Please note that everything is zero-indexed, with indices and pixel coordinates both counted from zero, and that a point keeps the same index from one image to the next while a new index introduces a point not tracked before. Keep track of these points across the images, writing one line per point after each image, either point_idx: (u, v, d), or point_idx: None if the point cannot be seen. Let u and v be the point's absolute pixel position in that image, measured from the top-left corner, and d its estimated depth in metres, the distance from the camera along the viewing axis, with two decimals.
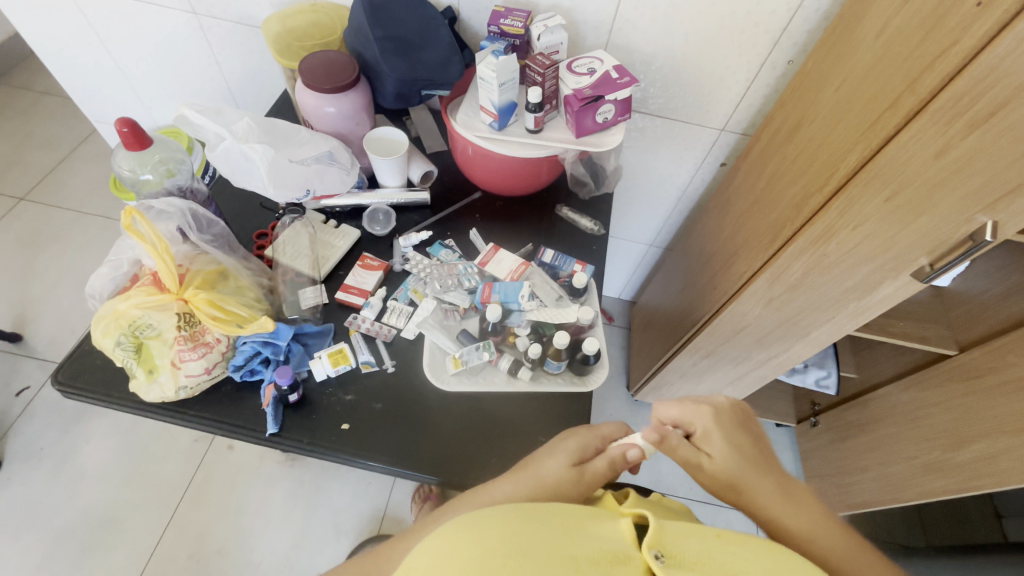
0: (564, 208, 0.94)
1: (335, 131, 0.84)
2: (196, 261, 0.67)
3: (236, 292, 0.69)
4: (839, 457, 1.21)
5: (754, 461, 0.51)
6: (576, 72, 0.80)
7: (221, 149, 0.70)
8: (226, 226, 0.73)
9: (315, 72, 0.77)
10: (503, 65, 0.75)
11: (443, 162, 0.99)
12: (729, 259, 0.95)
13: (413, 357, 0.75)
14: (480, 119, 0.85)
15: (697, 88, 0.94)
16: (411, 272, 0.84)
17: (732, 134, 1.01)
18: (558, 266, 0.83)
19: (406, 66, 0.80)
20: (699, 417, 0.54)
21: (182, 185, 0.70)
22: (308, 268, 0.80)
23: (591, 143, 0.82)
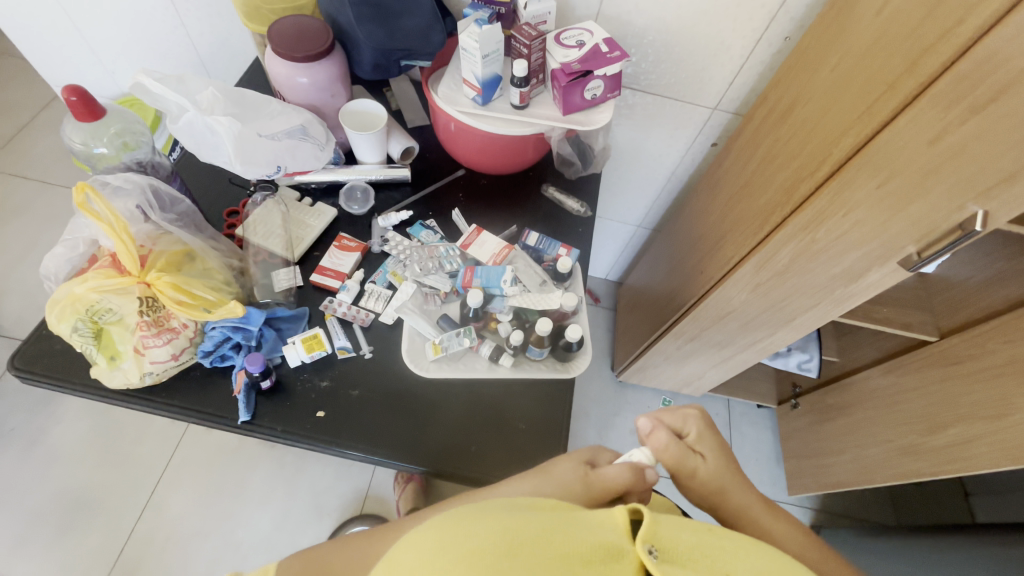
0: (550, 188, 0.91)
1: (308, 103, 0.79)
2: (159, 241, 0.63)
3: (203, 275, 0.65)
4: (818, 438, 1.23)
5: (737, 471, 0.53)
6: (564, 45, 0.76)
7: (183, 120, 0.65)
8: (191, 204, 0.69)
9: (285, 38, 0.72)
10: (486, 36, 0.71)
11: (424, 138, 0.95)
12: (717, 243, 0.93)
13: (391, 342, 0.73)
14: (463, 93, 0.81)
15: (690, 64, 0.91)
16: (390, 254, 0.81)
17: (725, 113, 0.98)
18: (542, 249, 0.80)
19: (383, 35, 0.75)
20: (690, 420, 0.55)
21: (142, 161, 0.66)
22: (282, 249, 0.77)
23: (578, 121, 0.79)
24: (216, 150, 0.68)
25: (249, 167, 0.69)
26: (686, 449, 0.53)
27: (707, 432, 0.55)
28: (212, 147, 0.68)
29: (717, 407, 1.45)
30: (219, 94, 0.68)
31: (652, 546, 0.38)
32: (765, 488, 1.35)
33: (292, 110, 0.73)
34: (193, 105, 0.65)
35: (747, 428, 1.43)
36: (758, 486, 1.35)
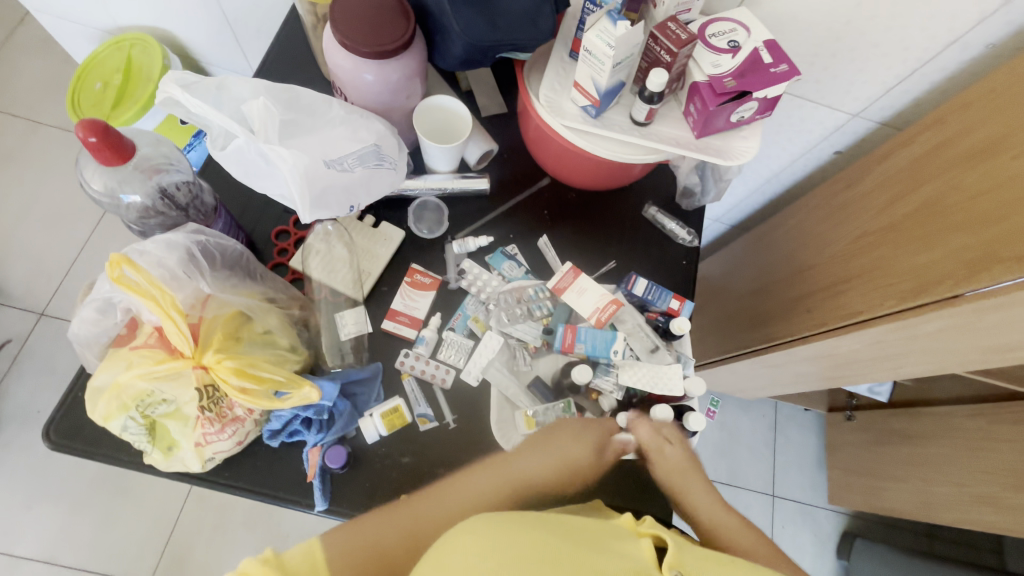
0: (652, 208, 0.77)
1: (376, 105, 0.62)
2: (210, 306, 0.51)
3: (264, 345, 0.54)
4: (873, 458, 1.20)
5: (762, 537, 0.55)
6: (715, 47, 0.58)
7: (231, 147, 0.50)
8: (242, 247, 0.56)
9: (354, 25, 0.54)
10: (626, 38, 0.53)
11: (502, 133, 0.78)
12: (836, 287, 0.80)
13: (475, 409, 0.64)
14: (571, 98, 0.63)
15: (846, 61, 0.71)
16: (470, 292, 0.69)
17: (867, 122, 0.80)
18: (650, 300, 0.67)
19: (481, 22, 0.56)
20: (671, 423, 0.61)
21: (177, 197, 0.53)
22: (348, 288, 0.65)
23: (714, 150, 0.63)
24: (273, 184, 0.53)
25: (314, 210, 0.53)
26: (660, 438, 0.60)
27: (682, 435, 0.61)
28: (268, 180, 0.53)
29: (764, 409, 1.39)
30: (273, 108, 0.52)
31: (680, 571, 0.39)
32: (803, 492, 1.35)
33: (361, 124, 0.58)
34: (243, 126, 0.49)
35: (792, 432, 1.39)
36: (796, 490, 1.35)
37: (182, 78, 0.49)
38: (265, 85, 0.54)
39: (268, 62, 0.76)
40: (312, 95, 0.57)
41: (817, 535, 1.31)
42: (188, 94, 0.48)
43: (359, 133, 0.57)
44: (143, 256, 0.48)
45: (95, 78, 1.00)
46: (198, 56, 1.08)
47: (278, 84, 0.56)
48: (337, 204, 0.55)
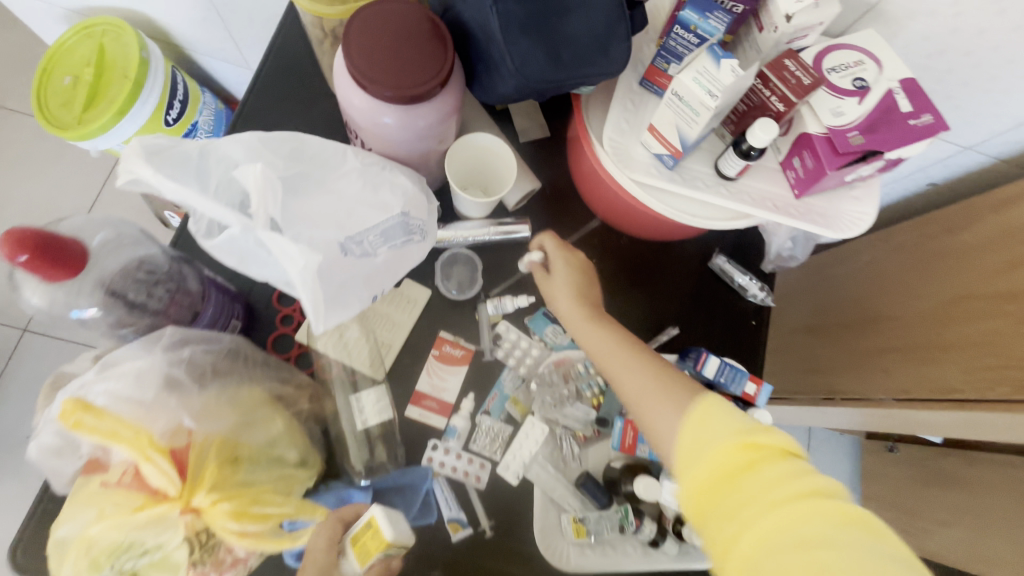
0: (721, 258, 0.65)
1: (399, 149, 0.50)
2: (203, 420, 0.41)
3: (268, 463, 0.44)
4: (917, 498, 1.12)
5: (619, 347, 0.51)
6: (837, 90, 0.46)
7: (222, 238, 0.38)
8: (237, 337, 0.48)
9: (376, 60, 0.42)
10: (733, 86, 0.41)
11: (545, 164, 0.65)
12: (925, 350, 0.69)
13: (516, 514, 0.55)
14: (642, 142, 0.51)
15: (976, 90, 0.58)
16: (508, 365, 0.59)
17: (980, 155, 0.67)
18: (723, 382, 0.57)
19: (540, 54, 0.43)
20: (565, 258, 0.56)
21: (150, 304, 0.43)
22: (365, 365, 0.55)
23: (817, 215, 0.50)
24: (276, 275, 0.41)
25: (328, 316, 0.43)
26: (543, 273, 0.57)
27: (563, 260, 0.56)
28: (269, 273, 0.41)
29: (797, 434, 1.30)
30: (274, 177, 0.40)
31: None
32: None
33: (383, 181, 0.47)
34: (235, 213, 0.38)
35: (825, 457, 1.31)
36: None
37: (149, 146, 0.37)
38: (257, 141, 0.42)
39: (262, 73, 0.62)
40: (321, 144, 0.45)
41: None
42: (160, 176, 0.37)
43: (381, 195, 0.46)
44: (107, 390, 0.38)
45: (63, 71, 0.85)
46: (183, 44, 0.93)
47: (277, 132, 0.44)
48: (357, 300, 0.46)
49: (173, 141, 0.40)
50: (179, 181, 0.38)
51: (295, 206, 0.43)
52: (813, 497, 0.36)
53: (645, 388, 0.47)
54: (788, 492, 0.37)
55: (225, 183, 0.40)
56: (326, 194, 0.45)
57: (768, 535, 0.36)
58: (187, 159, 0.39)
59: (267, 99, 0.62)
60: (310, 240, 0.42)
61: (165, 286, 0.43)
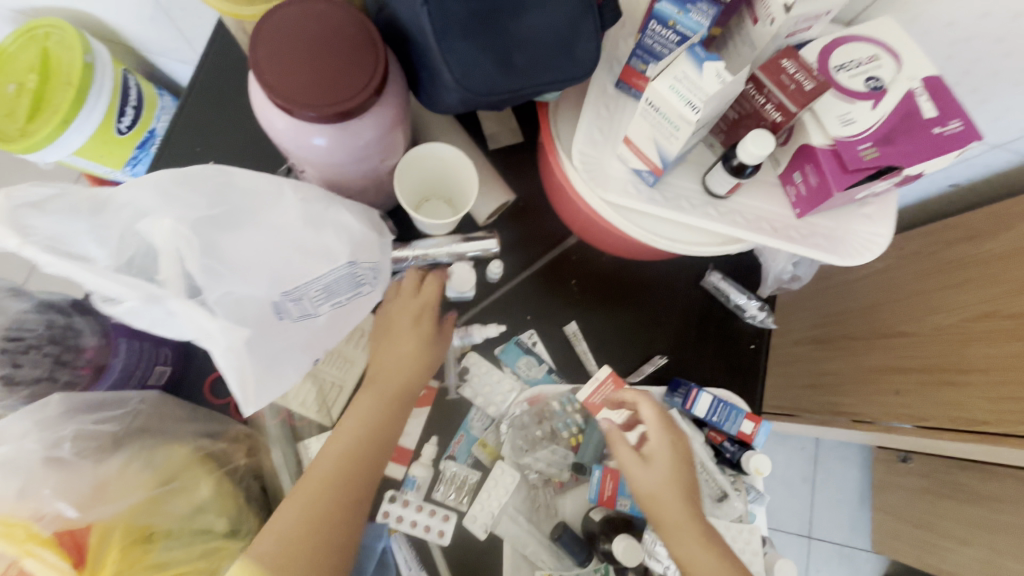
0: (715, 275, 0.58)
1: (338, 171, 0.43)
2: (101, 501, 0.36)
3: (192, 537, 0.39)
4: (929, 511, 1.06)
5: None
6: (848, 92, 0.38)
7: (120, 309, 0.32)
8: (150, 392, 0.43)
9: (288, 72, 0.35)
10: (717, 96, 0.34)
11: (516, 174, 0.58)
12: (944, 373, 0.61)
13: (484, 571, 0.49)
14: (619, 156, 0.44)
15: (1012, 83, 0.49)
16: (476, 404, 0.53)
17: (1008, 154, 0.59)
18: (715, 422, 0.51)
19: (486, 61, 0.36)
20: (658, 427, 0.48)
21: (22, 373, 0.37)
22: (311, 409, 0.49)
23: (824, 238, 0.43)
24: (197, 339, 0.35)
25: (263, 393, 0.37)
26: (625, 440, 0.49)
27: (661, 438, 0.48)
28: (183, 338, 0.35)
29: (804, 442, 1.23)
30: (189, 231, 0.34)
31: None
32: (842, 532, 1.22)
33: (326, 222, 0.41)
34: (134, 284, 0.31)
35: (835, 465, 1.24)
36: (835, 530, 1.23)
37: (21, 203, 0.31)
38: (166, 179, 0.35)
39: (199, 81, 0.56)
40: (251, 177, 0.38)
41: None
42: (32, 246, 0.30)
43: (323, 237, 0.41)
44: None
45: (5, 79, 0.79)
46: (136, 45, 0.86)
47: (194, 165, 0.37)
48: (294, 368, 0.40)
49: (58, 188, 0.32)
50: (63, 249, 0.32)
51: (219, 251, 0.36)
52: None
53: None
54: None
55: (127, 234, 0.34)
56: (255, 236, 0.38)
57: None
58: (76, 211, 0.32)
59: (203, 110, 0.56)
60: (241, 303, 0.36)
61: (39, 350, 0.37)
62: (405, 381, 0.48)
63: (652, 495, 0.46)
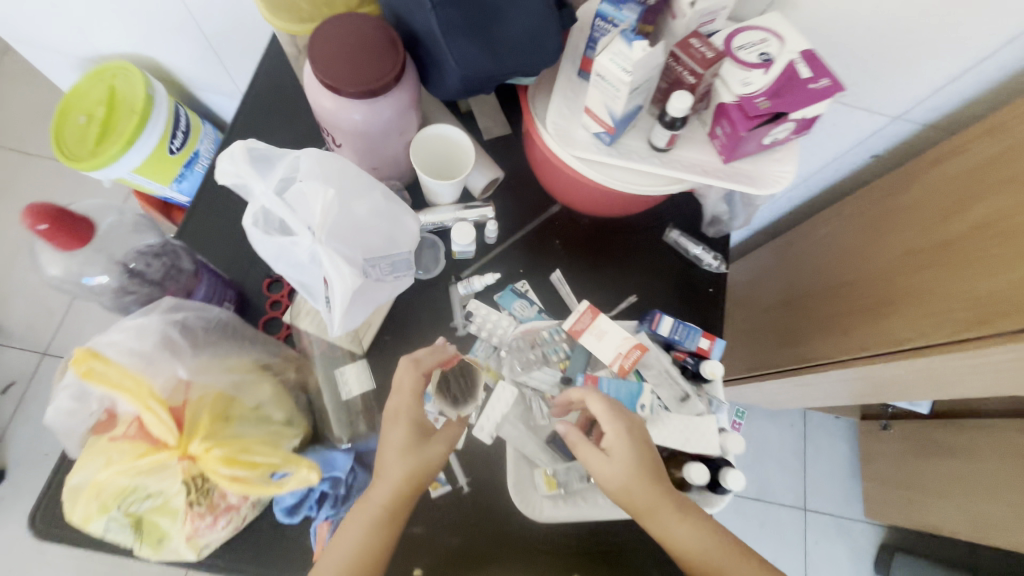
0: (674, 232, 0.70)
1: (368, 143, 0.57)
2: (196, 383, 0.46)
3: (258, 423, 0.49)
4: (912, 472, 1.13)
5: (727, 545, 0.49)
6: (744, 62, 0.51)
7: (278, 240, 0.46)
8: (228, 313, 0.52)
9: (336, 61, 0.49)
10: (644, 62, 0.47)
11: (507, 156, 0.72)
12: (877, 308, 0.73)
13: (491, 469, 0.59)
14: (582, 124, 0.57)
15: (891, 62, 0.63)
16: (480, 336, 0.64)
17: (910, 124, 0.72)
18: (677, 339, 0.61)
19: (478, 49, 0.50)
20: (614, 423, 0.51)
21: (148, 272, 0.50)
22: (345, 341, 0.60)
23: (745, 177, 0.56)
24: (310, 278, 0.50)
25: (346, 321, 0.52)
26: (588, 443, 0.52)
27: (621, 435, 0.51)
28: (300, 270, 0.49)
29: (792, 418, 1.30)
30: (335, 202, 0.48)
31: None
32: (837, 505, 1.28)
33: (398, 216, 0.56)
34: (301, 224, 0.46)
35: (822, 440, 1.31)
36: (830, 505, 1.28)
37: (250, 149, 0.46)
38: (320, 154, 0.49)
39: (252, 92, 0.70)
40: (360, 173, 0.53)
41: (851, 550, 1.25)
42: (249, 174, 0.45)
43: (394, 230, 0.56)
44: (111, 346, 0.44)
45: (78, 111, 0.94)
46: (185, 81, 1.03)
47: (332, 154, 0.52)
48: (361, 314, 0.55)
49: (266, 148, 0.48)
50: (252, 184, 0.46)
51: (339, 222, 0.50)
52: None
53: None
54: None
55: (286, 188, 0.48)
56: (352, 215, 0.52)
57: None
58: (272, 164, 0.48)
59: (255, 113, 0.70)
60: (345, 256, 0.50)
61: (160, 257, 0.50)
62: (369, 539, 0.46)
63: (624, 488, 0.49)
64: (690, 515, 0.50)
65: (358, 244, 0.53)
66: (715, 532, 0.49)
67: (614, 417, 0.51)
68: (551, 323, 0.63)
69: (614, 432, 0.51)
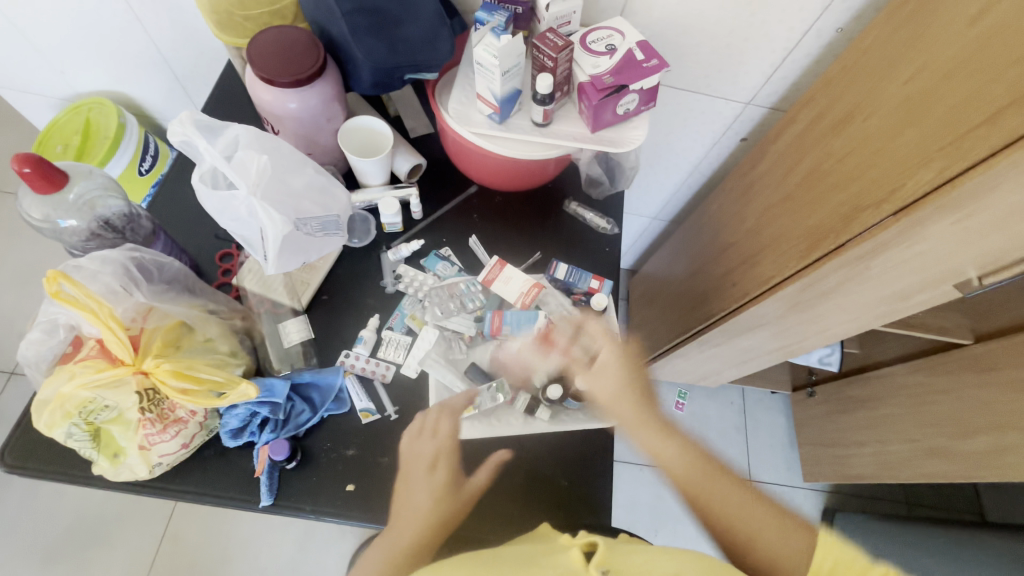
0: (572, 204, 0.83)
1: (302, 129, 0.69)
2: (151, 315, 0.55)
3: (204, 351, 0.58)
4: (835, 430, 1.23)
5: (706, 470, 0.59)
6: (593, 51, 0.66)
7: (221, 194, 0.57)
8: (181, 264, 0.61)
9: (269, 59, 0.62)
10: (507, 49, 0.61)
11: (430, 149, 0.85)
12: (753, 258, 0.86)
13: (417, 399, 0.68)
14: (477, 108, 0.71)
15: (726, 56, 0.80)
16: (407, 292, 0.74)
17: (760, 108, 0.89)
18: (572, 282, 0.73)
19: (383, 47, 0.64)
20: (608, 347, 0.67)
21: (114, 221, 0.59)
22: (287, 298, 0.70)
23: (607, 141, 0.70)
24: (249, 231, 0.61)
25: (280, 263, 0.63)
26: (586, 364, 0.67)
27: (612, 361, 0.66)
28: (241, 224, 0.60)
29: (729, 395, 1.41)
30: (268, 168, 0.59)
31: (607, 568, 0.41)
32: (779, 473, 1.36)
33: (327, 187, 0.68)
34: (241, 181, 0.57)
35: (760, 414, 1.41)
36: (773, 474, 1.36)
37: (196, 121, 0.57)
38: (256, 132, 0.60)
39: (210, 105, 0.83)
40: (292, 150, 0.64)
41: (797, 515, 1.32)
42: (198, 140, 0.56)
43: (324, 197, 0.67)
44: (78, 271, 0.53)
45: (57, 141, 1.05)
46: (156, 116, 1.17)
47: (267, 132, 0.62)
48: (295, 262, 0.66)
49: (210, 120, 0.59)
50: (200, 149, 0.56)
51: (275, 183, 0.61)
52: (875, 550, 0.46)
53: (740, 506, 0.56)
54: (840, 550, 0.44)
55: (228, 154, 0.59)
56: (285, 181, 0.62)
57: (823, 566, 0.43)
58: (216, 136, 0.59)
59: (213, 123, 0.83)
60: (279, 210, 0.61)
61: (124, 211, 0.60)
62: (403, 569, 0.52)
63: (612, 398, 0.64)
64: (673, 435, 0.62)
65: (294, 206, 0.63)
66: (694, 458, 0.60)
67: (609, 341, 0.67)
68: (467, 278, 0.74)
69: (609, 358, 0.66)
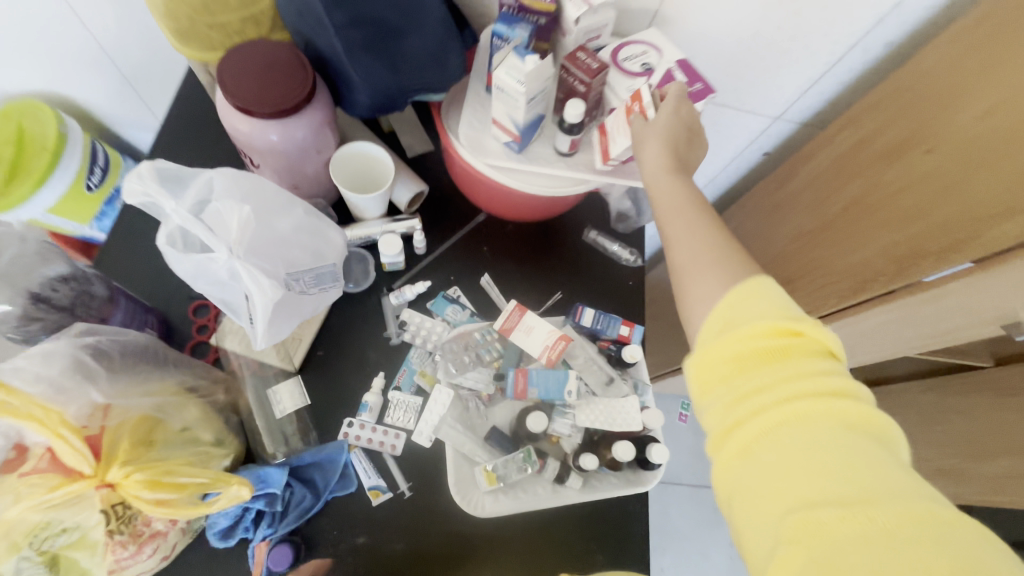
0: (592, 232, 0.75)
1: (287, 163, 0.58)
2: (115, 409, 0.46)
3: (183, 446, 0.49)
4: None
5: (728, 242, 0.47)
6: (628, 73, 0.58)
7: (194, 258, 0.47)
8: (147, 337, 0.52)
9: (245, 84, 0.51)
10: (536, 74, 0.52)
11: (431, 171, 0.75)
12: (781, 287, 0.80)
13: (433, 470, 0.60)
14: (492, 135, 0.61)
15: (760, 69, 0.72)
16: (415, 344, 0.65)
17: (789, 123, 0.82)
18: (600, 329, 0.66)
19: (383, 67, 0.54)
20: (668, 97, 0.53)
21: (57, 298, 0.49)
22: (276, 358, 0.61)
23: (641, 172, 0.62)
24: (231, 294, 0.51)
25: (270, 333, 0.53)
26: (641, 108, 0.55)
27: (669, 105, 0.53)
28: (221, 287, 0.50)
29: None
30: (252, 220, 0.49)
31: None
32: None
33: (322, 230, 0.58)
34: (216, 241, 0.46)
35: None
36: None
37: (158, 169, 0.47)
38: (233, 173, 0.50)
39: (171, 122, 0.71)
40: (278, 190, 0.54)
41: None
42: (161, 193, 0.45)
43: (318, 244, 0.57)
44: (16, 374, 0.42)
45: None
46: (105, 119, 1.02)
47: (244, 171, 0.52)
48: (287, 326, 0.56)
49: (176, 167, 0.49)
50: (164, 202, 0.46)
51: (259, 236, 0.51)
52: (831, 394, 0.37)
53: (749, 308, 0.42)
54: (800, 410, 0.37)
55: (199, 205, 0.49)
56: (272, 232, 0.53)
57: (770, 437, 0.38)
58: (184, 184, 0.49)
59: (175, 144, 0.71)
60: (266, 270, 0.51)
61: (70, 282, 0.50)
62: None
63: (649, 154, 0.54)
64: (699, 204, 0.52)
65: (282, 259, 0.54)
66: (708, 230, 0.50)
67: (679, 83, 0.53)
68: (482, 324, 0.65)
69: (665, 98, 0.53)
